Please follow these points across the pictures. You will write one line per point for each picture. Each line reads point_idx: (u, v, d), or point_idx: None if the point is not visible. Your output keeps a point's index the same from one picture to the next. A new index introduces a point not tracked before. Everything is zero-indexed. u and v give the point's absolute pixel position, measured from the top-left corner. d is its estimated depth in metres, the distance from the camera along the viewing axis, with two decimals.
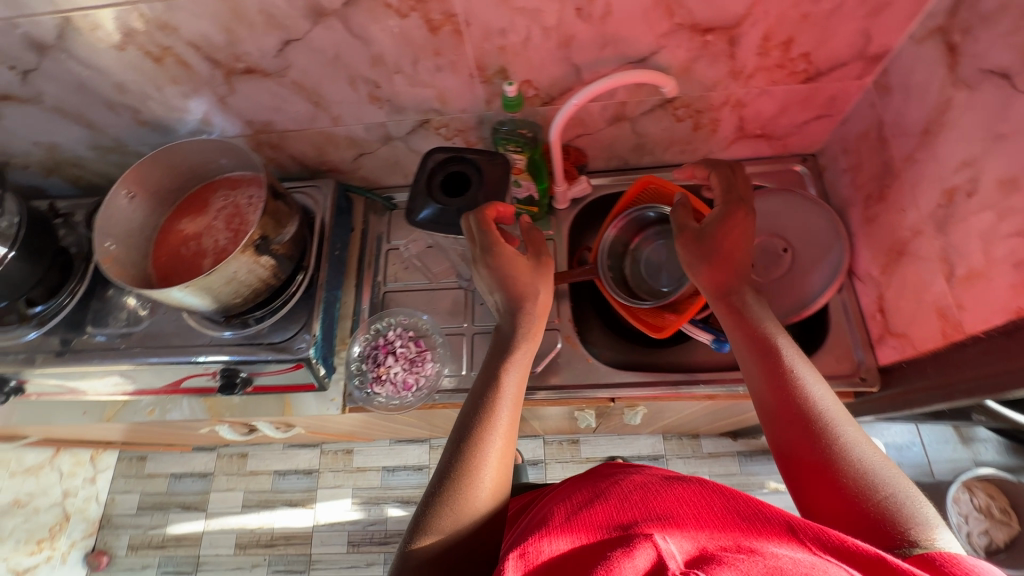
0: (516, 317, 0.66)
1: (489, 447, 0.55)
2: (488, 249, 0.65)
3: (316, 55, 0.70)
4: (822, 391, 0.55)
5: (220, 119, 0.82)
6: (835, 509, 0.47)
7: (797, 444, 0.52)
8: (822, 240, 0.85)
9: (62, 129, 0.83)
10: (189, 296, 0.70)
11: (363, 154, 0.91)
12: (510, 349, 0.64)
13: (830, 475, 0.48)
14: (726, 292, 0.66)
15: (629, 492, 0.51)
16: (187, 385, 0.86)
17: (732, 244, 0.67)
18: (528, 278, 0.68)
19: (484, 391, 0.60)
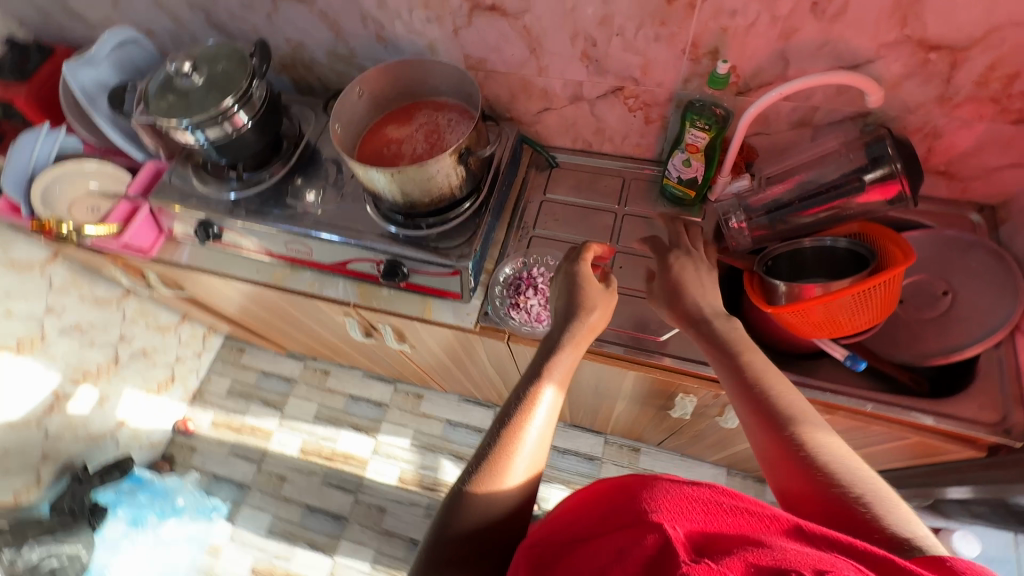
0: (567, 323, 0.67)
1: (520, 442, 0.55)
2: (576, 259, 0.76)
3: (555, 4, 0.79)
4: (795, 397, 0.54)
5: (445, 49, 0.93)
6: (819, 506, 0.46)
7: (773, 453, 0.51)
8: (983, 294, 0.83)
9: (314, 32, 0.99)
10: (394, 183, 0.82)
11: (548, 109, 1.00)
12: (555, 351, 0.64)
13: (806, 470, 0.48)
14: (696, 321, 0.68)
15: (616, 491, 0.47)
16: (351, 268, 0.98)
17: (681, 286, 0.73)
18: (593, 302, 0.69)
19: (523, 386, 0.60)
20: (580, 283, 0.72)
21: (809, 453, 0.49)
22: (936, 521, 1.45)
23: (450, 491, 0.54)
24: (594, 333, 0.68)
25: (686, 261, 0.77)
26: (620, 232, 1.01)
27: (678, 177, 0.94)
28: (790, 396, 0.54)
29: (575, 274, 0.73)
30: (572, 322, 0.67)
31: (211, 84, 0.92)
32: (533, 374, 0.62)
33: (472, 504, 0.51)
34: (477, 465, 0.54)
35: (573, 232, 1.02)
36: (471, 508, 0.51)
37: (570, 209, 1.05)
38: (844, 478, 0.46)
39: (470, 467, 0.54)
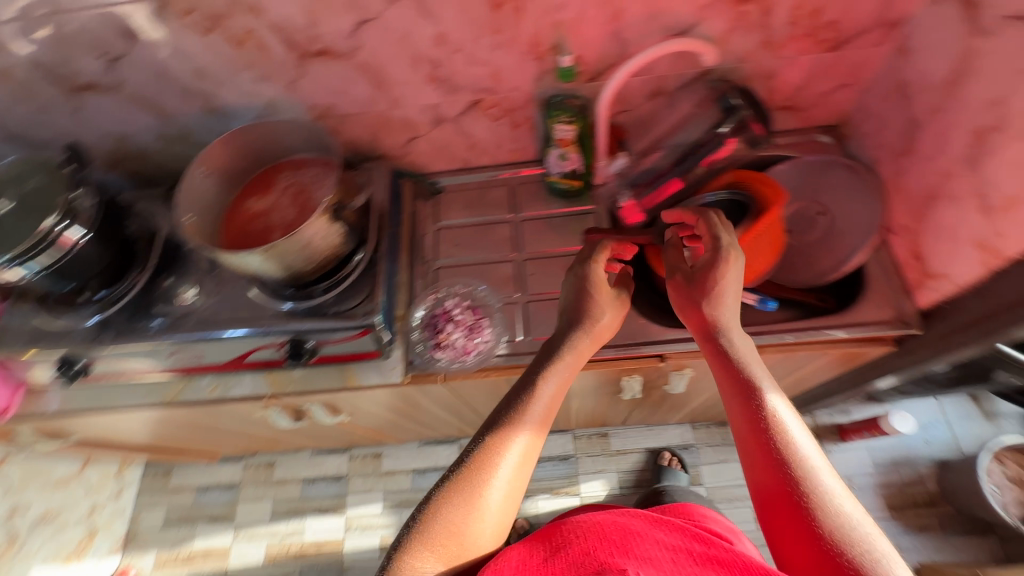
0: (569, 330, 0.76)
1: (514, 441, 0.65)
2: (584, 262, 0.80)
3: (386, 35, 0.76)
4: (790, 418, 0.61)
5: (287, 104, 0.87)
6: (793, 538, 0.54)
7: (764, 472, 0.58)
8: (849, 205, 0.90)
9: (135, 119, 0.88)
10: (269, 260, 0.74)
11: (414, 138, 0.97)
12: (552, 360, 0.74)
13: (791, 503, 0.55)
14: (710, 331, 0.69)
15: (612, 531, 0.66)
16: (251, 359, 0.89)
17: (719, 292, 0.70)
18: (601, 306, 0.76)
19: (520, 392, 0.71)
20: (591, 290, 0.77)
21: (800, 485, 0.56)
22: (875, 407, 1.58)
23: (435, 489, 0.64)
24: (594, 343, 0.76)
25: (734, 256, 0.70)
26: (521, 239, 0.99)
27: (560, 172, 0.93)
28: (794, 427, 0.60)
29: (584, 276, 0.78)
30: (573, 331, 0.76)
31: (24, 208, 0.79)
32: (528, 385, 0.71)
33: (458, 491, 0.62)
34: (469, 465, 0.64)
35: (477, 252, 0.99)
36: (462, 494, 0.61)
37: (467, 230, 1.02)
38: (835, 514, 0.53)
39: (461, 464, 0.65)
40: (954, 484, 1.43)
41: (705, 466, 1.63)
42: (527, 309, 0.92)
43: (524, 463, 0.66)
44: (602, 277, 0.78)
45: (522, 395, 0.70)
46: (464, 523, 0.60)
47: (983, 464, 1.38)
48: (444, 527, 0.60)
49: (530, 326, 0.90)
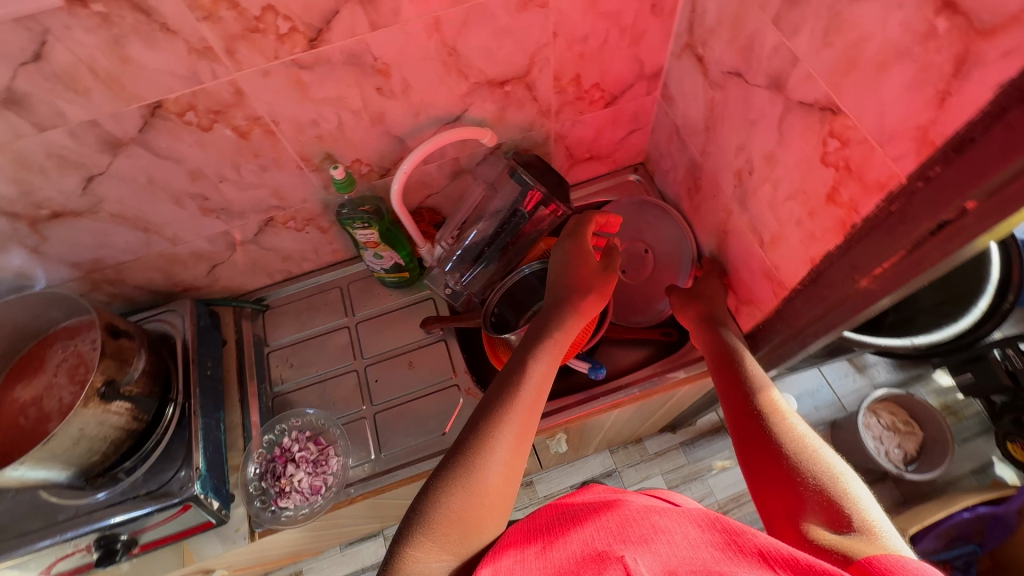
0: (562, 305, 0.72)
1: (506, 423, 0.58)
2: (574, 236, 0.78)
3: (126, 183, 0.68)
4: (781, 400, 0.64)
5: (41, 269, 0.76)
6: (786, 491, 0.52)
7: (751, 437, 0.60)
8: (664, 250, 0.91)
9: None
10: (34, 471, 0.63)
11: (216, 265, 0.88)
12: (542, 339, 0.69)
13: (779, 459, 0.55)
14: (714, 329, 0.77)
15: (611, 522, 0.49)
16: (57, 571, 0.75)
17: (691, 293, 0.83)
18: (588, 275, 0.75)
19: (512, 372, 0.64)
20: (575, 258, 0.76)
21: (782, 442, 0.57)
22: None
23: (433, 475, 0.55)
24: (583, 317, 0.72)
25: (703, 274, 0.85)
26: (360, 342, 0.93)
27: (383, 268, 0.90)
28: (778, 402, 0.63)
29: (573, 249, 0.77)
30: (565, 306, 0.72)
31: None
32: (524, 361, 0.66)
33: (452, 482, 0.53)
34: (469, 447, 0.56)
35: (315, 368, 0.92)
36: (454, 488, 0.53)
37: (301, 346, 0.94)
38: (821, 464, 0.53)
39: (458, 449, 0.57)
40: (845, 444, 1.53)
41: (630, 488, 1.64)
42: (376, 422, 0.86)
43: (520, 448, 0.58)
44: (615, 261, 0.77)
45: (512, 372, 0.64)
46: (468, 506, 0.52)
47: (861, 422, 1.48)
48: (445, 515, 0.51)
49: (382, 440, 0.84)
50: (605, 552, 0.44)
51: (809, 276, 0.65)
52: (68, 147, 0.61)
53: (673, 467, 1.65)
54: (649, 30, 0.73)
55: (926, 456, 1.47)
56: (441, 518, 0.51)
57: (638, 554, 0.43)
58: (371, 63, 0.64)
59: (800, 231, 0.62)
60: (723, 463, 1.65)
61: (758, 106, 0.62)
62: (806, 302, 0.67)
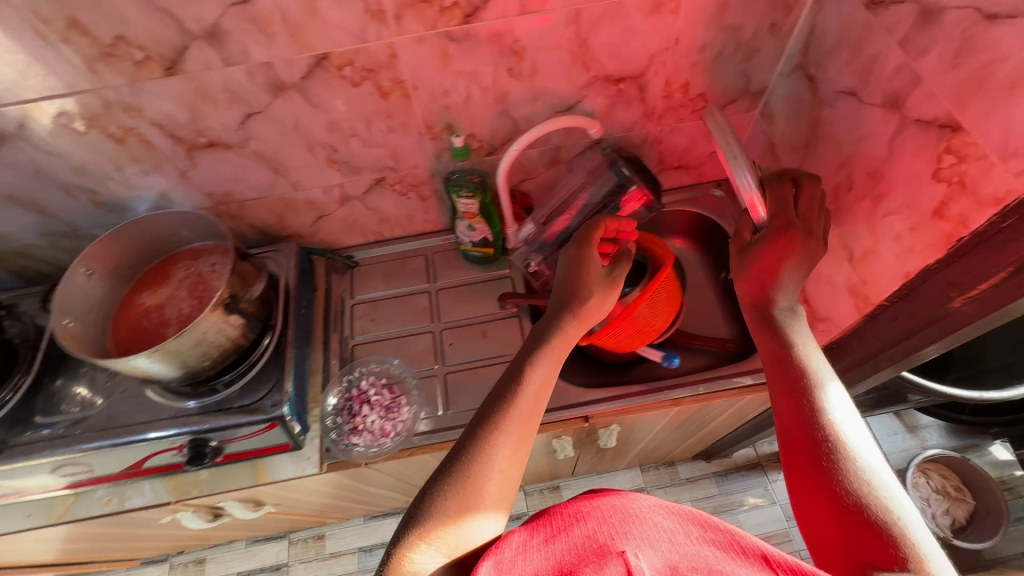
0: (561, 309, 0.68)
1: (500, 434, 0.57)
2: (578, 241, 0.73)
3: (276, 124, 0.76)
4: (843, 405, 0.57)
5: (181, 193, 0.85)
6: (838, 527, 0.48)
7: (795, 449, 0.55)
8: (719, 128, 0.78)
9: (12, 218, 0.83)
10: (157, 363, 0.71)
11: (322, 217, 0.96)
12: (540, 346, 0.65)
13: (825, 484, 0.51)
14: (760, 306, 0.67)
15: (608, 513, 0.49)
16: (150, 466, 0.81)
17: (773, 271, 0.66)
18: (589, 282, 0.69)
19: (509, 381, 0.63)
20: (579, 262, 0.70)
21: (834, 462, 0.52)
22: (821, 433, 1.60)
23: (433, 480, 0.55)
24: (583, 325, 0.68)
25: (805, 237, 0.66)
26: (439, 308, 0.99)
27: (471, 241, 0.96)
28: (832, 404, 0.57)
29: (577, 255, 0.72)
30: (563, 312, 0.68)
31: None
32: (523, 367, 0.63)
33: (450, 485, 0.54)
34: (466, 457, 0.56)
35: (392, 325, 0.98)
36: (450, 494, 0.53)
37: (383, 304, 1.00)
38: (878, 492, 0.48)
39: (457, 455, 0.57)
40: None
41: None
42: (446, 381, 0.91)
43: (517, 458, 0.57)
44: (621, 267, 0.72)
45: (511, 378, 0.62)
46: (459, 516, 0.52)
47: (909, 478, 1.44)
48: (438, 523, 0.51)
49: (450, 399, 0.89)
50: (606, 547, 0.45)
51: (899, 292, 0.66)
52: (241, 84, 0.69)
53: (703, 495, 1.62)
54: (763, 47, 0.78)
55: (977, 525, 1.41)
56: (437, 524, 0.51)
57: (639, 550, 0.44)
58: (510, 44, 0.71)
59: (897, 246, 0.64)
60: (755, 501, 1.61)
61: (870, 124, 0.65)
62: (891, 319, 0.68)
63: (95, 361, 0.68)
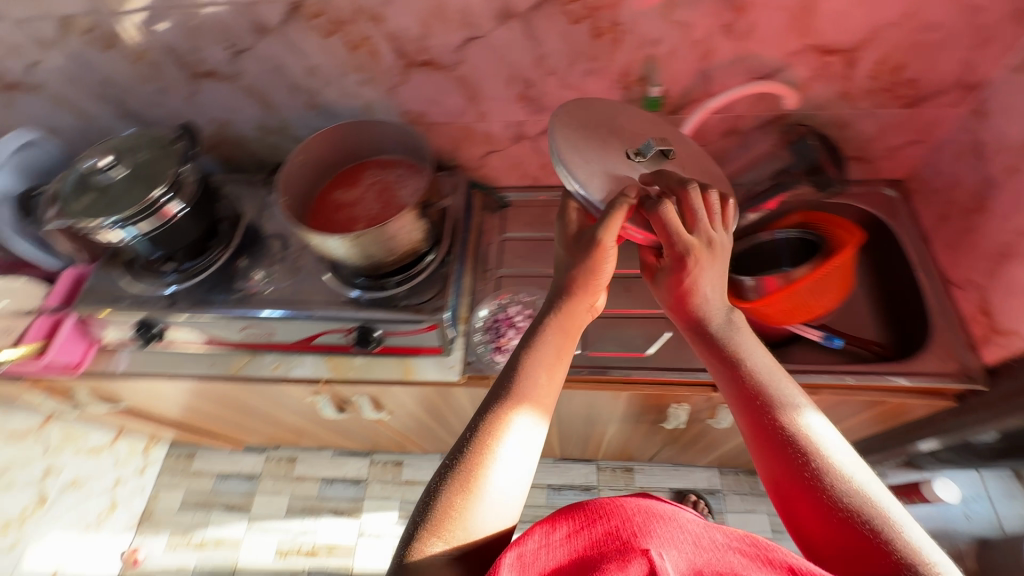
0: (554, 304, 0.66)
1: (502, 424, 0.55)
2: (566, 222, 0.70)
3: (489, 52, 0.82)
4: (829, 433, 0.52)
5: (382, 108, 0.93)
6: (835, 539, 0.46)
7: (787, 483, 0.51)
8: (564, 124, 0.68)
9: (242, 108, 0.95)
10: (352, 247, 0.79)
11: (492, 152, 1.02)
12: (536, 338, 0.63)
13: (835, 523, 0.47)
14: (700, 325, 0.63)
15: (633, 514, 0.52)
16: (319, 342, 0.91)
17: (693, 287, 0.63)
18: (583, 277, 0.65)
19: (508, 372, 0.61)
20: (589, 253, 0.63)
21: (842, 497, 0.47)
22: (911, 472, 1.44)
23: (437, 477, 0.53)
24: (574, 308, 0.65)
25: (708, 251, 0.61)
26: None
27: None
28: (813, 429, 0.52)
29: (564, 234, 0.70)
30: (559, 302, 0.65)
31: (136, 176, 0.85)
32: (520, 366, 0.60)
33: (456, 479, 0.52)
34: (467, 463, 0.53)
35: (538, 266, 1.02)
36: (462, 490, 0.51)
37: (530, 244, 1.05)
38: (894, 528, 0.45)
39: (460, 448, 0.54)
40: (996, 564, 1.36)
41: (730, 514, 1.59)
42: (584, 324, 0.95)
43: (523, 447, 0.55)
44: (615, 219, 0.61)
45: (517, 368, 0.60)
46: (465, 511, 0.50)
47: None
48: (444, 526, 0.49)
49: (590, 340, 0.94)
50: (631, 545, 0.47)
51: None
52: (476, 7, 0.75)
53: None
54: (1000, 36, 0.74)
55: None
56: (449, 518, 0.49)
57: (662, 550, 0.46)
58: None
59: None
60: None
61: None
62: None
63: (304, 233, 0.78)
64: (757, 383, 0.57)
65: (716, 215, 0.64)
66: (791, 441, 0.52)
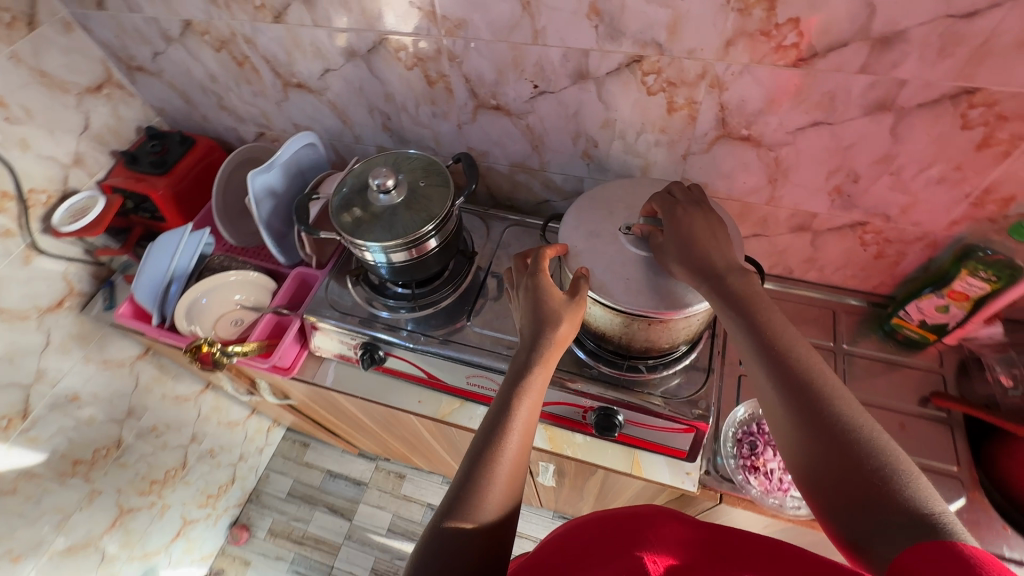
0: (534, 343, 0.61)
1: (493, 469, 0.52)
2: (533, 275, 0.67)
3: (829, 140, 0.71)
4: (816, 375, 0.49)
5: (661, 170, 0.84)
6: (849, 489, 0.43)
7: (802, 447, 0.47)
8: (577, 211, 0.75)
9: (508, 144, 0.90)
10: (623, 325, 0.71)
11: (758, 235, 0.90)
12: (524, 375, 0.59)
13: (826, 458, 0.45)
14: (710, 276, 0.60)
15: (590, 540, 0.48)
16: (546, 410, 0.84)
17: (692, 237, 0.63)
18: (558, 310, 0.63)
19: (496, 411, 0.56)
20: (544, 298, 0.64)
21: (846, 448, 0.44)
22: None
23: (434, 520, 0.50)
24: (559, 340, 0.62)
25: (695, 210, 0.66)
26: (847, 375, 0.88)
27: (921, 319, 0.84)
28: (818, 375, 0.49)
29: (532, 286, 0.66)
30: (540, 339, 0.61)
31: (410, 199, 0.82)
32: (506, 403, 0.57)
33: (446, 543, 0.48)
34: (451, 521, 0.49)
35: None
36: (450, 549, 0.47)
37: None
38: (876, 456, 0.43)
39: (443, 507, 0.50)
40: None
41: None
42: None
43: (513, 478, 0.52)
44: (585, 287, 0.65)
45: (497, 412, 0.56)
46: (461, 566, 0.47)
47: None
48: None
49: None
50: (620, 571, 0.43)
51: None
52: (848, 93, 0.65)
53: None
54: None
55: None
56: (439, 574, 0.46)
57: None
58: None
59: None
60: None
61: None
62: None
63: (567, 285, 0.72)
64: (773, 339, 0.52)
65: (692, 193, 0.70)
66: (818, 402, 0.47)
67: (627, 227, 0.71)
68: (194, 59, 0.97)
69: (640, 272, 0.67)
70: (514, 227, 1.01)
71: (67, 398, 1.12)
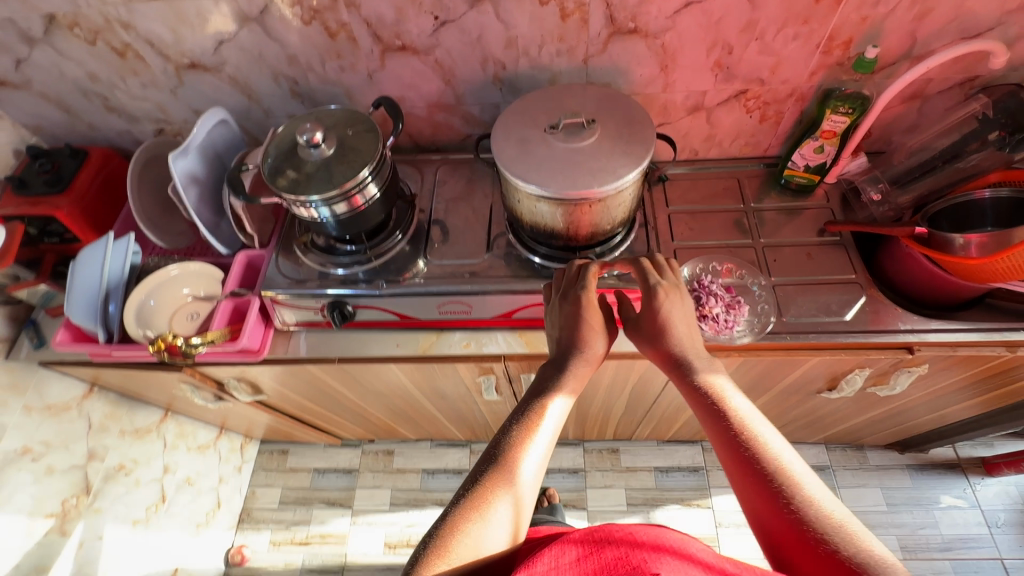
0: (565, 355, 0.68)
1: (519, 465, 0.57)
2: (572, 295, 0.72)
3: (702, 18, 0.81)
4: (774, 437, 0.56)
5: (567, 78, 0.92)
6: (800, 543, 0.49)
7: (757, 503, 0.53)
8: (504, 122, 0.81)
9: (422, 84, 0.94)
10: (569, 216, 0.78)
11: (663, 124, 1.01)
12: (556, 380, 0.66)
13: (777, 511, 0.51)
14: (675, 359, 0.66)
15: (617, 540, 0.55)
16: (518, 317, 0.91)
17: (667, 325, 0.68)
18: (593, 332, 0.69)
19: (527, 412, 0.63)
20: (584, 310, 0.70)
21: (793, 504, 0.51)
22: None
23: (456, 496, 0.56)
24: (582, 356, 0.67)
25: (674, 291, 0.70)
26: (757, 226, 1.02)
27: (805, 165, 0.98)
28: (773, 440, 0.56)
29: (571, 310, 0.71)
30: (573, 355, 0.67)
31: (341, 151, 0.83)
32: (534, 407, 0.63)
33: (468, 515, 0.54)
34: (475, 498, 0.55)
35: (713, 237, 1.01)
36: (472, 522, 0.53)
37: (699, 216, 1.03)
38: (820, 507, 0.50)
39: (467, 488, 0.56)
40: None
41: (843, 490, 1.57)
42: (775, 292, 0.94)
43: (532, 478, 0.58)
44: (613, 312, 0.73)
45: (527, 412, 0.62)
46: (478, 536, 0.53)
47: None
48: (456, 544, 0.52)
49: (783, 308, 0.92)
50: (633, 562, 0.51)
51: None
52: None
53: (898, 486, 1.55)
54: None
55: None
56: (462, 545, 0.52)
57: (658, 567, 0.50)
58: None
59: None
60: (953, 501, 1.52)
61: None
62: None
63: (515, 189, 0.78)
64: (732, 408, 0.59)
65: (666, 268, 0.74)
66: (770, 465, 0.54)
67: (553, 125, 0.79)
68: (66, 59, 0.90)
69: (568, 160, 0.75)
70: (443, 168, 1.06)
71: (16, 453, 1.05)
